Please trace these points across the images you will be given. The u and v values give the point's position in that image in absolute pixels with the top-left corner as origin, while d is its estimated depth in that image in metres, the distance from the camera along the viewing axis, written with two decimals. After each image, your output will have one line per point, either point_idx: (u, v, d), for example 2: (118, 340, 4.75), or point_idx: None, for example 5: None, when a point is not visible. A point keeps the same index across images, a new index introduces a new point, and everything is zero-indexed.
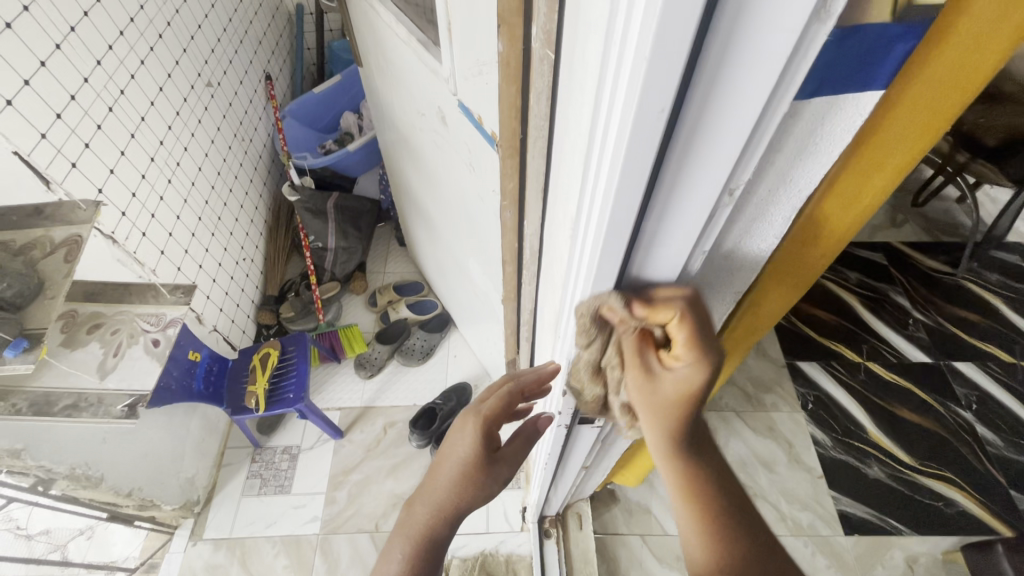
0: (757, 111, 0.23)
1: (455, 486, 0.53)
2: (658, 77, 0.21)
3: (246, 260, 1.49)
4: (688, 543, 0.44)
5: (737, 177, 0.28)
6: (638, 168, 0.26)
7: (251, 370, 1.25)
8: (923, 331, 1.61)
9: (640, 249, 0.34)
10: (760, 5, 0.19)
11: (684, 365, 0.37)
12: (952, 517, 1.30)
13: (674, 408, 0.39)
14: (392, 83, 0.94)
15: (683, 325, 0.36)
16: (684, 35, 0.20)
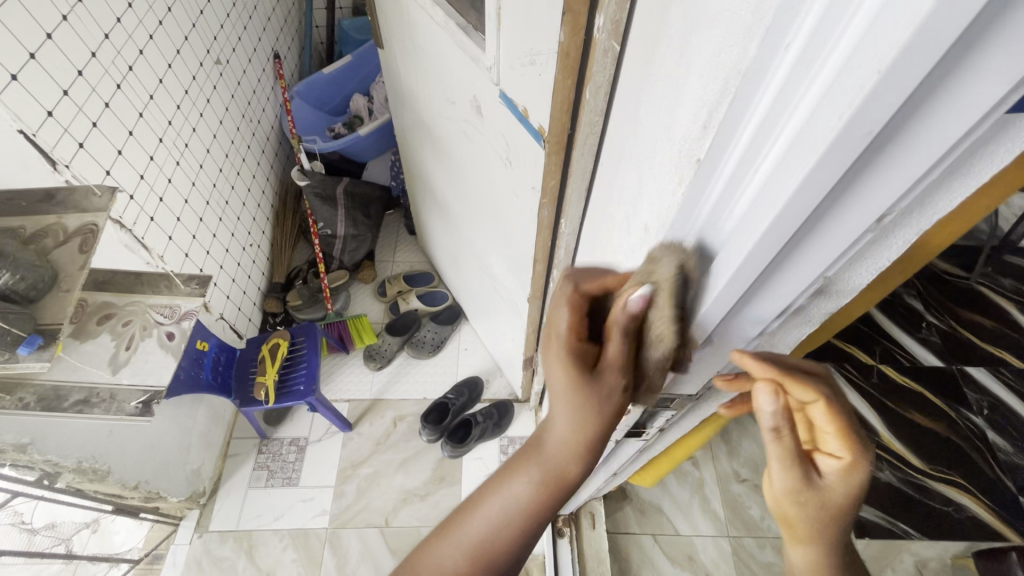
0: (955, 138, 0.20)
1: (568, 419, 0.45)
2: (873, 91, 0.19)
3: (252, 246, 1.45)
4: None
5: (895, 208, 0.25)
6: (816, 187, 0.23)
7: (260, 361, 1.21)
8: (936, 334, 1.60)
9: (763, 273, 0.31)
10: (1006, 25, 0.16)
11: (837, 460, 0.40)
12: (961, 522, 1.30)
13: (833, 507, 0.40)
14: (418, 67, 0.90)
15: (841, 423, 0.39)
16: (909, 59, 0.17)
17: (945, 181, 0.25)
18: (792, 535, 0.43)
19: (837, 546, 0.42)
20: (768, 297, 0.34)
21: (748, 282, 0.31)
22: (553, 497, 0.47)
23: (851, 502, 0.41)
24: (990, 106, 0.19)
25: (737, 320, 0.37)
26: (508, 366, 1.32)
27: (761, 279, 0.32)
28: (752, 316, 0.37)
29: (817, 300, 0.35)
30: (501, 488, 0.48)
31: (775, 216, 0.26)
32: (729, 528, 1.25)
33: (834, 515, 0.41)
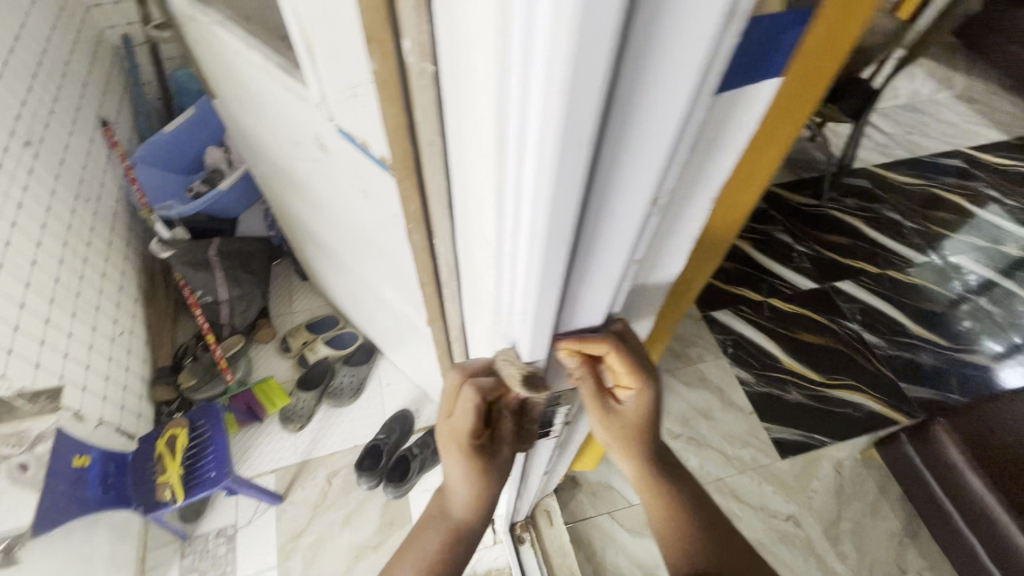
0: (675, 123, 0.23)
1: (471, 491, 0.46)
2: (577, 112, 0.20)
3: (123, 334, 1.30)
4: (653, 517, 0.50)
5: (662, 187, 0.27)
6: (570, 198, 0.25)
7: (158, 459, 1.10)
8: (807, 261, 1.79)
9: (586, 224, 0.28)
10: (664, 23, 0.18)
11: (634, 395, 0.43)
12: (862, 418, 1.47)
13: (636, 426, 0.45)
14: (256, 113, 0.85)
15: (632, 363, 0.41)
16: (596, 71, 0.19)
17: (697, 152, 0.27)
18: (616, 450, 0.48)
19: (652, 455, 0.48)
20: (599, 275, 0.33)
21: (568, 240, 0.28)
22: (459, 557, 0.48)
23: (649, 417, 0.45)
24: (693, 86, 0.21)
25: (575, 319, 0.37)
26: (433, 390, 1.29)
27: (589, 241, 0.29)
28: (588, 315, 0.37)
29: (644, 275, 0.37)
30: (408, 556, 0.48)
31: (548, 237, 0.27)
32: None
33: (641, 431, 0.45)
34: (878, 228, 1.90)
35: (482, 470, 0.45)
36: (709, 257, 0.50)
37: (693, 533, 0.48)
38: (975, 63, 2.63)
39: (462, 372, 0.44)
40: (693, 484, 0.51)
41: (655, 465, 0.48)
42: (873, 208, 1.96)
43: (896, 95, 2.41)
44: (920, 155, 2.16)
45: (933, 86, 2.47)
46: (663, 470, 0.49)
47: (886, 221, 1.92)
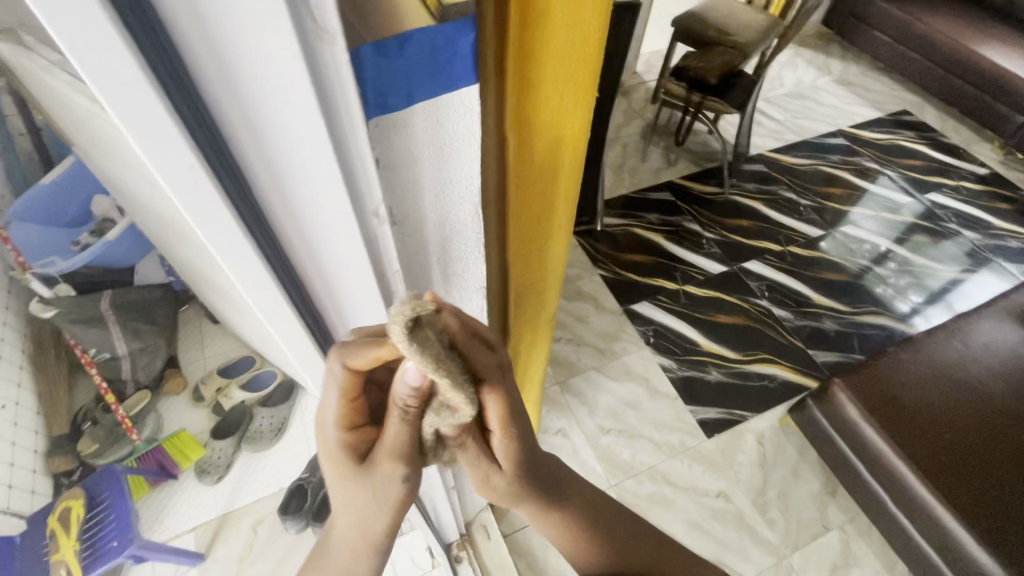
0: (326, 132, 0.26)
1: (351, 509, 0.42)
2: (163, 121, 0.24)
3: (10, 406, 1.17)
4: (554, 541, 0.55)
5: (368, 194, 0.30)
6: (219, 199, 0.28)
7: (52, 537, 1.03)
8: (716, 246, 1.89)
9: (274, 209, 0.30)
10: (226, 45, 0.22)
11: (504, 441, 0.46)
12: (777, 389, 1.55)
13: (512, 469, 0.48)
14: (106, 154, 0.80)
15: (500, 409, 0.43)
16: (147, 87, 0.22)
17: (395, 162, 0.31)
18: (509, 494, 0.51)
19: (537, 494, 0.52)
20: (344, 267, 0.34)
21: (242, 229, 0.30)
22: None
23: (522, 459, 0.48)
24: (318, 101, 0.24)
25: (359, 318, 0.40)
26: None
27: (312, 244, 0.32)
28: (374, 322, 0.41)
29: (430, 271, 0.41)
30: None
31: (234, 237, 0.30)
32: (610, 479, 1.35)
33: (519, 478, 0.49)
34: (777, 208, 2.03)
35: (353, 480, 0.42)
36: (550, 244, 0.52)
37: (595, 544, 0.55)
38: (847, 49, 2.87)
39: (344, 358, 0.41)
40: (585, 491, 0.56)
41: (550, 495, 0.52)
42: (770, 190, 2.09)
43: (782, 84, 2.59)
44: (808, 137, 2.33)
45: (813, 73, 2.68)
46: (556, 505, 0.53)
47: (783, 201, 2.05)
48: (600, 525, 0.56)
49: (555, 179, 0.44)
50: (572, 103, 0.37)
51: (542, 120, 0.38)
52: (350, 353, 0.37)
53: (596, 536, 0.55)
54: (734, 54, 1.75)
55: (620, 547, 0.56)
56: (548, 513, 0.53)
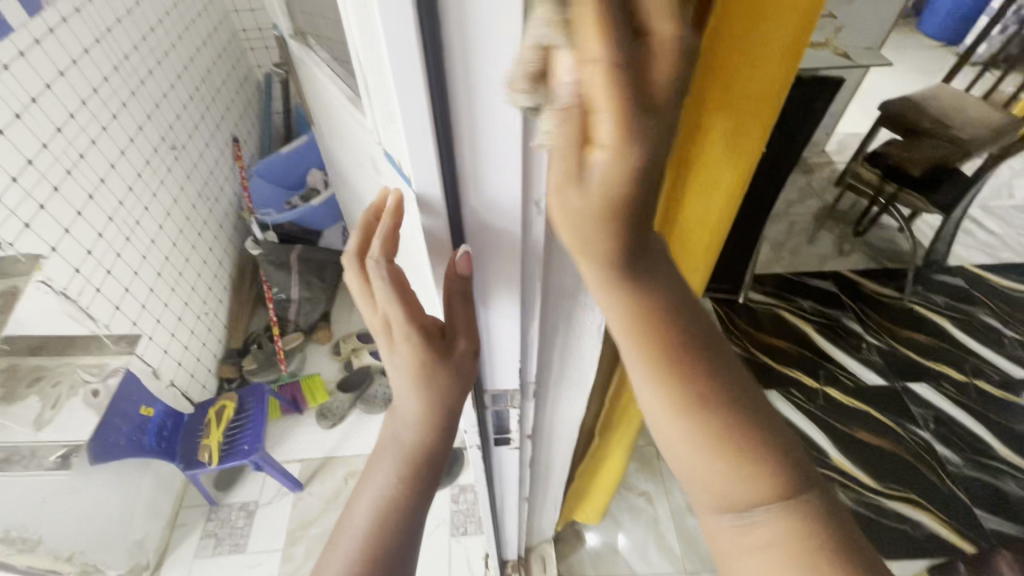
0: (520, 130, 0.29)
1: (425, 397, 0.43)
2: (411, 106, 0.28)
3: (207, 314, 1.50)
4: (620, 322, 0.37)
5: (537, 192, 0.34)
6: (431, 176, 0.32)
7: (206, 424, 1.26)
8: (877, 355, 1.65)
9: (468, 192, 0.34)
10: (475, 46, 0.26)
11: (609, 164, 0.25)
12: (920, 539, 1.29)
13: (598, 210, 0.28)
14: (336, 137, 1.00)
15: (625, 73, 0.22)
16: (417, 76, 0.26)
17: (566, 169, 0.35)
18: (586, 248, 0.32)
19: (628, 249, 0.33)
20: (501, 249, 0.38)
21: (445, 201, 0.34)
22: (424, 478, 0.47)
23: (624, 200, 0.27)
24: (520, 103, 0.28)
25: (496, 307, 0.43)
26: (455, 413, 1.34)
27: (479, 226, 0.36)
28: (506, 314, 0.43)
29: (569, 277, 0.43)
30: (369, 489, 0.47)
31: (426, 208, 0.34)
32: (687, 564, 1.24)
33: (609, 225, 0.29)
34: (970, 332, 1.71)
35: (433, 370, 0.41)
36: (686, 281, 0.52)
37: (676, 342, 0.37)
38: None
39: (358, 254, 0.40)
40: (689, 312, 0.38)
41: (638, 270, 0.35)
42: (966, 309, 1.78)
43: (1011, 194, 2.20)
44: None
45: None
46: (643, 267, 0.35)
47: (980, 326, 1.73)
48: (710, 378, 0.37)
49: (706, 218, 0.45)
50: (737, 143, 0.38)
51: (708, 157, 0.40)
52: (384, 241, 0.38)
53: (701, 388, 0.37)
54: (953, 151, 1.54)
55: (735, 419, 0.36)
56: (627, 280, 0.35)
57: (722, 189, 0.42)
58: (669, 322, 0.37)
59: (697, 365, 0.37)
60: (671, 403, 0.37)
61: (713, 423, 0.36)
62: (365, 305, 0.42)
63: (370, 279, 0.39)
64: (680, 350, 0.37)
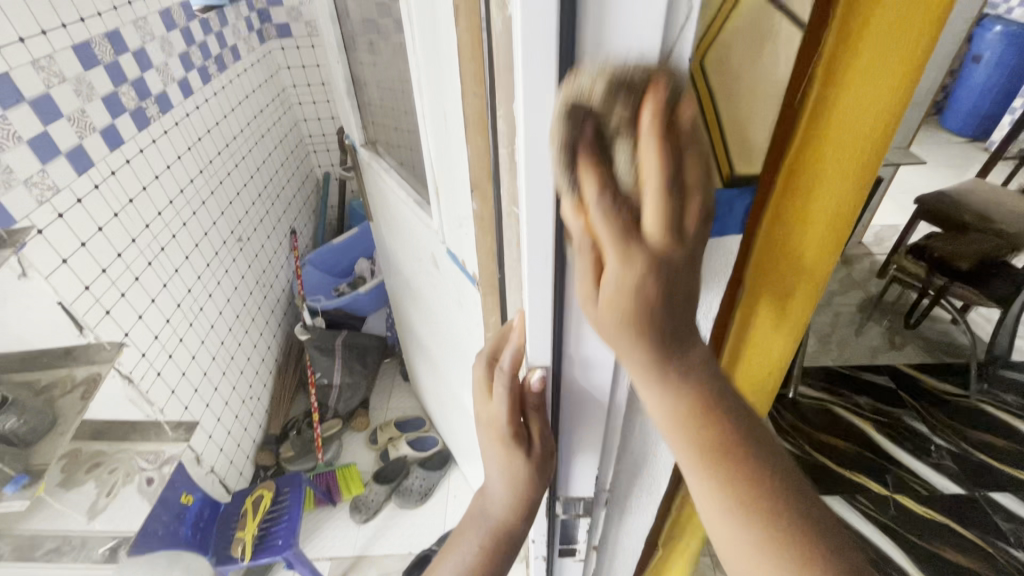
0: None
1: (507, 486, 0.45)
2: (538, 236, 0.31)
3: (252, 398, 1.52)
4: (674, 436, 0.33)
5: None
6: (543, 294, 0.34)
7: (243, 514, 1.24)
8: (949, 458, 1.52)
9: (571, 306, 0.35)
10: None
11: (622, 286, 0.27)
12: None
13: (620, 321, 0.28)
14: (395, 234, 1.07)
15: (616, 221, 0.26)
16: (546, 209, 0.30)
17: None
18: (624, 351, 0.30)
19: (673, 358, 0.30)
20: (591, 358, 0.39)
21: (553, 316, 0.35)
22: (501, 559, 0.48)
23: (644, 307, 0.28)
24: None
25: (584, 407, 0.43)
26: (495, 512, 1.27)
27: (578, 336, 0.37)
28: (588, 412, 0.43)
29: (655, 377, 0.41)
30: (449, 560, 0.49)
31: (532, 323, 0.36)
32: None
33: (643, 334, 0.29)
34: None
35: (517, 465, 0.44)
36: (756, 389, 0.49)
37: (740, 457, 0.32)
38: None
39: (489, 358, 0.44)
40: (739, 398, 0.33)
41: (683, 365, 0.31)
42: None
43: None
44: None
45: None
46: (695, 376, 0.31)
47: None
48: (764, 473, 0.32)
49: (781, 329, 0.43)
50: (821, 253, 0.38)
51: (788, 269, 0.39)
52: (508, 356, 0.41)
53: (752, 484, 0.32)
54: (1002, 244, 1.51)
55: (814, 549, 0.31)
56: (678, 388, 0.31)
57: (799, 301, 0.41)
58: (721, 414, 0.32)
59: (751, 457, 0.32)
60: (721, 503, 0.33)
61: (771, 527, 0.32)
62: (479, 396, 0.45)
63: (491, 382, 0.43)
64: (733, 448, 0.32)
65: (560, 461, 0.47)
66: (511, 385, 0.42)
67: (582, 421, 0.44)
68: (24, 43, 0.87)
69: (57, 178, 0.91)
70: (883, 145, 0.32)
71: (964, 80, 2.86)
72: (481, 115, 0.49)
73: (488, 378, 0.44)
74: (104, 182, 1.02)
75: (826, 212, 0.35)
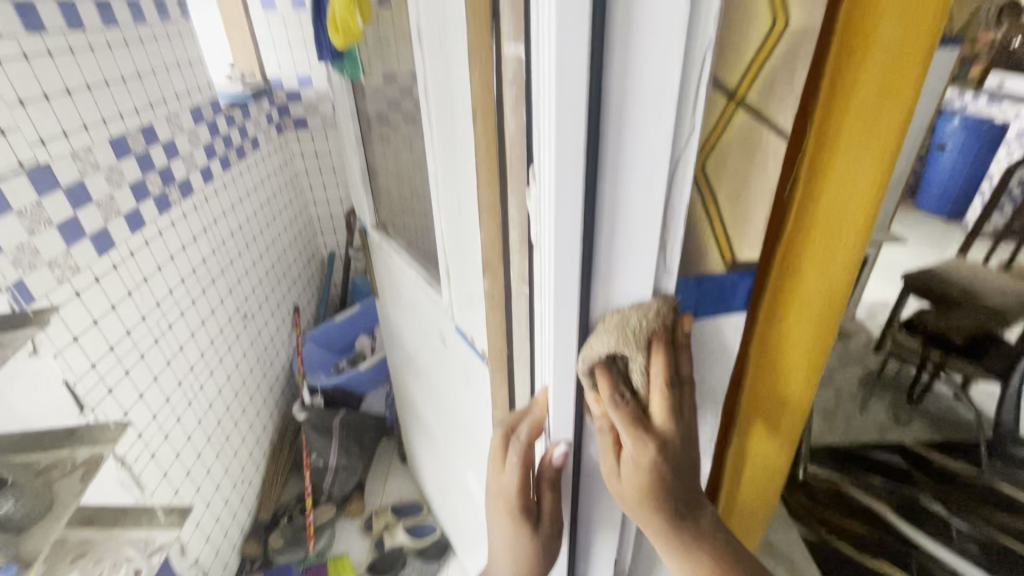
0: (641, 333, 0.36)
1: (513, 565, 0.45)
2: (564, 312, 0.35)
3: (244, 481, 1.46)
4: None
5: None
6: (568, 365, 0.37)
7: None
8: (973, 543, 1.44)
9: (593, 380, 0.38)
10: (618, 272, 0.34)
11: (640, 461, 0.36)
12: None
13: (640, 489, 0.37)
14: (401, 312, 1.10)
15: (631, 412, 0.36)
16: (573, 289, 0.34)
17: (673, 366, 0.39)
18: (639, 514, 0.38)
19: (682, 522, 0.38)
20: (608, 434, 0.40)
21: (576, 385, 0.38)
22: None
23: (656, 481, 0.37)
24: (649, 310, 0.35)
25: (599, 482, 0.43)
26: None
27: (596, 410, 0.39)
28: (607, 490, 0.43)
29: None
30: None
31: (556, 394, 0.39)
32: None
33: (656, 498, 0.37)
34: None
35: (526, 543, 0.44)
36: (775, 447, 0.48)
37: None
38: None
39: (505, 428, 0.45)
40: (741, 552, 0.39)
41: (689, 526, 0.38)
42: None
43: None
44: None
45: None
46: (702, 537, 0.39)
47: None
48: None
49: (797, 384, 0.43)
50: (814, 333, 0.41)
51: (788, 348, 0.42)
52: (524, 427, 0.43)
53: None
54: (989, 317, 1.55)
55: None
56: (688, 547, 0.38)
57: (802, 377, 0.43)
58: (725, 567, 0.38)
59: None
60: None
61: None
62: (494, 464, 0.47)
63: (507, 453, 0.45)
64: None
65: (564, 540, 0.47)
66: (525, 457, 0.43)
67: (596, 501, 0.44)
68: (67, 138, 0.95)
69: (79, 260, 0.95)
70: (864, 237, 0.36)
71: (932, 165, 3.07)
72: (493, 202, 0.54)
73: (503, 448, 0.45)
74: (122, 263, 1.06)
75: (817, 294, 0.39)
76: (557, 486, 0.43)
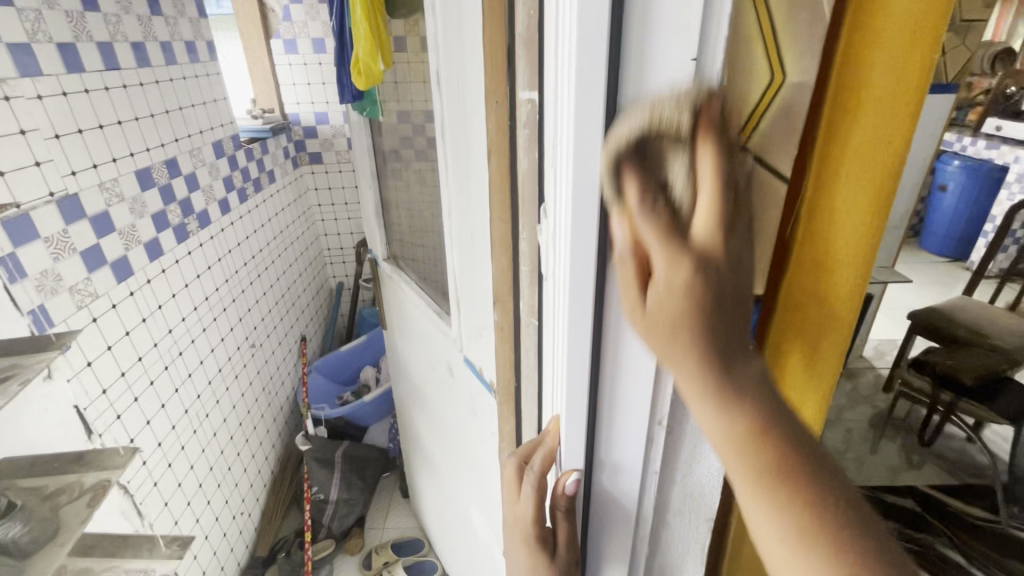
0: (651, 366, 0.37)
1: None
2: (576, 344, 0.36)
3: (243, 514, 1.44)
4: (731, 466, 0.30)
5: (660, 411, 0.38)
6: (579, 397, 0.38)
7: None
8: None
9: (603, 411, 0.39)
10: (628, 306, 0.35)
11: (672, 285, 0.29)
12: None
13: (671, 323, 0.29)
14: (410, 343, 1.11)
15: (664, 225, 0.28)
16: (586, 322, 0.35)
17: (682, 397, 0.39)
18: (672, 352, 0.30)
19: (726, 369, 0.29)
20: (618, 463, 0.41)
21: (587, 416, 0.39)
22: None
23: (692, 311, 0.29)
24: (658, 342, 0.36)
25: (611, 514, 0.43)
26: None
27: (607, 440, 0.40)
28: (618, 521, 0.44)
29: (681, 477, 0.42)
30: None
31: (568, 425, 0.39)
32: None
33: (694, 334, 0.29)
34: None
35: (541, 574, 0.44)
36: None
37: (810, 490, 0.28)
38: None
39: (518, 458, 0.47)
40: (806, 425, 0.30)
41: (735, 374, 0.29)
42: None
43: None
44: None
45: None
46: (755, 392, 0.29)
47: None
48: (834, 501, 0.28)
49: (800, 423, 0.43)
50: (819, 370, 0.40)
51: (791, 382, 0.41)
52: (537, 457, 0.44)
53: (809, 505, 0.28)
54: None
55: None
56: (732, 402, 0.29)
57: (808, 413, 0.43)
58: (781, 432, 0.29)
59: (817, 483, 0.28)
60: (775, 529, 0.29)
61: (832, 556, 0.27)
62: (510, 495, 0.48)
63: (521, 483, 0.46)
64: (791, 465, 0.28)
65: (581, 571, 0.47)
66: (539, 485, 0.44)
67: (609, 532, 0.44)
68: (96, 169, 0.99)
69: (98, 286, 0.97)
70: (863, 278, 0.36)
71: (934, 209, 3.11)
72: (505, 237, 0.56)
73: (518, 478, 0.46)
74: (139, 290, 1.08)
75: (820, 335, 0.39)
76: (571, 515, 0.43)
